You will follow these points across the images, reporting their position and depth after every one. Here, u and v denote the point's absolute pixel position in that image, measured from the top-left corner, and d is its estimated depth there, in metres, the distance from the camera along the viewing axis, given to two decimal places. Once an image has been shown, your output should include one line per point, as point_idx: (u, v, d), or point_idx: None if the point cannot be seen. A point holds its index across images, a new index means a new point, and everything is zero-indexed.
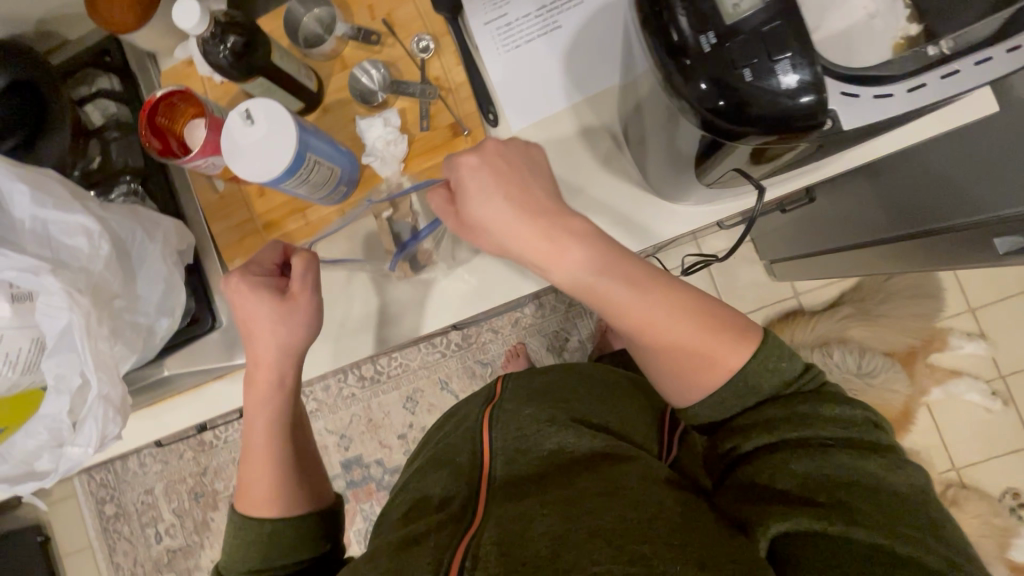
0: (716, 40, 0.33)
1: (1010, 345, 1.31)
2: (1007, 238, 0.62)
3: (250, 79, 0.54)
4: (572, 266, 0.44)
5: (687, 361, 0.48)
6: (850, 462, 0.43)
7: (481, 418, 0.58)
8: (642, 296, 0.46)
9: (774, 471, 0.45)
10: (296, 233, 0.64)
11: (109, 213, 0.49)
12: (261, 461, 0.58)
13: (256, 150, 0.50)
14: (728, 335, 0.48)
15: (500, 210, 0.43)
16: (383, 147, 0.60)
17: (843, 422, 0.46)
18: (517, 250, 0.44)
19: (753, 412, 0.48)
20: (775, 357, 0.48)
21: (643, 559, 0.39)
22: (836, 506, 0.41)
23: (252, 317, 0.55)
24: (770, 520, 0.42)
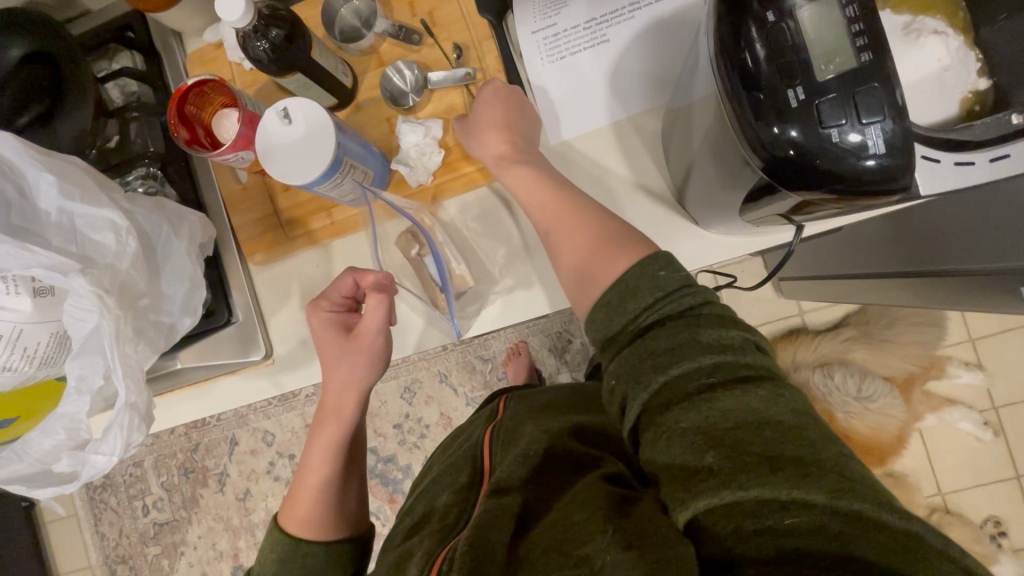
0: (804, 96, 0.32)
1: (1005, 377, 1.33)
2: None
3: (287, 75, 0.52)
4: (523, 178, 0.52)
5: (590, 268, 0.48)
6: (731, 403, 0.35)
7: (482, 436, 0.58)
8: (576, 217, 0.50)
9: (659, 434, 0.37)
10: (320, 232, 0.63)
11: (134, 206, 0.47)
12: (307, 476, 0.58)
13: (293, 154, 0.48)
14: (613, 250, 0.47)
15: (491, 109, 0.54)
16: (418, 155, 0.59)
17: (715, 351, 0.38)
18: (482, 140, 0.53)
19: (636, 347, 0.41)
20: (653, 277, 0.43)
21: (584, 561, 0.35)
22: (732, 461, 0.33)
23: (325, 342, 0.57)
24: (676, 497, 0.34)
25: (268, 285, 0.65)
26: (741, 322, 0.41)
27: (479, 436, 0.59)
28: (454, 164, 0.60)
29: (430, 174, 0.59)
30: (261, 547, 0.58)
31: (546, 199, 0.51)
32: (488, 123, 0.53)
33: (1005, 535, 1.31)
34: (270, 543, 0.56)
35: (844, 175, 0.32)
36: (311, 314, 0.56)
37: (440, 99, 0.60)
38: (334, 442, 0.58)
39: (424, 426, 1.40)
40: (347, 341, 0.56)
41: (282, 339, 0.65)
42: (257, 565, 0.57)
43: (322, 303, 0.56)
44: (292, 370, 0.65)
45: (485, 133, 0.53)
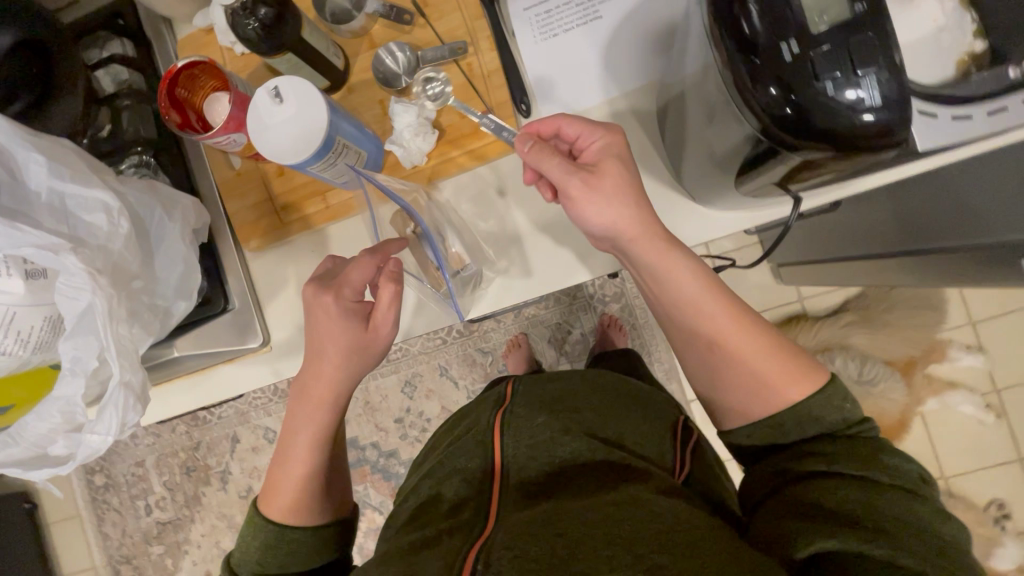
0: (798, 50, 0.31)
1: (1007, 359, 1.33)
2: None
3: (277, 55, 0.51)
4: (681, 259, 0.51)
5: (756, 381, 0.50)
6: (906, 500, 0.42)
7: (491, 419, 0.57)
8: (728, 316, 0.51)
9: (823, 491, 0.44)
10: (315, 216, 0.62)
11: (126, 187, 0.47)
12: (293, 466, 0.56)
13: (286, 133, 0.47)
14: (796, 371, 0.49)
15: (620, 189, 0.49)
16: (411, 136, 0.58)
17: (899, 467, 0.45)
18: (610, 216, 0.49)
19: (815, 444, 0.48)
20: (840, 397, 0.48)
21: (660, 568, 0.37)
22: (882, 531, 0.40)
23: (332, 332, 0.54)
24: (810, 536, 0.41)
25: (263, 272, 0.64)
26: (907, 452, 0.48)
27: (488, 421, 0.57)
28: (448, 145, 0.59)
29: (424, 157, 0.59)
30: (241, 532, 0.56)
31: (695, 287, 0.51)
32: (616, 192, 0.49)
33: (1008, 518, 1.31)
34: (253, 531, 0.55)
35: (841, 130, 0.32)
36: (327, 299, 0.52)
37: (432, 80, 0.59)
38: (320, 432, 0.57)
39: (426, 419, 1.39)
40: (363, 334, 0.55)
41: (278, 324, 0.64)
42: (236, 549, 0.56)
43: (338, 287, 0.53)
44: (289, 356, 0.64)
45: (622, 205, 0.49)
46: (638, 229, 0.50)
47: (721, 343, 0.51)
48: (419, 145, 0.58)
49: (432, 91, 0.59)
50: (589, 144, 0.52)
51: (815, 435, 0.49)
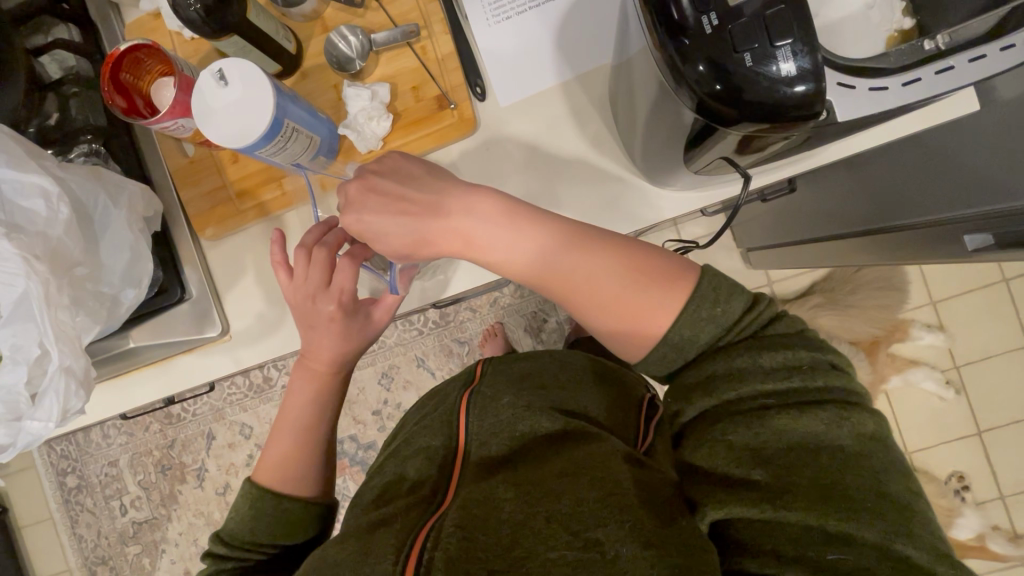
0: (718, 22, 0.32)
1: (966, 337, 1.38)
2: (975, 235, 0.63)
3: (223, 38, 0.51)
4: (494, 244, 0.50)
5: (622, 317, 0.49)
6: (784, 427, 0.43)
7: (459, 401, 0.57)
8: (561, 264, 0.50)
9: (712, 441, 0.45)
10: (271, 203, 0.62)
11: (68, 173, 0.47)
12: (294, 440, 0.59)
13: (230, 115, 0.47)
14: (656, 290, 0.48)
15: (402, 220, 0.50)
16: (365, 121, 0.57)
17: (777, 372, 0.46)
18: (419, 244, 0.51)
19: (721, 353, 0.47)
20: (706, 302, 0.47)
21: (597, 544, 0.38)
22: (774, 483, 0.41)
23: (314, 330, 0.57)
24: (712, 502, 0.43)
25: (221, 260, 0.64)
26: (821, 342, 0.49)
27: (455, 401, 0.58)
28: (403, 130, 0.59)
29: (378, 142, 0.59)
30: (232, 504, 0.57)
31: (530, 257, 0.50)
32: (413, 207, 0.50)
33: (968, 490, 1.36)
34: (242, 500, 0.56)
35: (764, 101, 0.32)
36: (334, 310, 0.55)
37: (387, 63, 0.59)
38: (325, 403, 0.61)
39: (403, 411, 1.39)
40: (344, 317, 0.56)
41: (239, 313, 0.64)
42: (227, 523, 0.56)
43: (295, 293, 0.56)
44: (250, 345, 0.64)
45: (428, 236, 0.50)
46: (455, 244, 0.51)
47: (582, 296, 0.50)
48: (373, 129, 0.58)
49: (339, 56, 0.59)
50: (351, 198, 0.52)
51: (698, 355, 0.49)
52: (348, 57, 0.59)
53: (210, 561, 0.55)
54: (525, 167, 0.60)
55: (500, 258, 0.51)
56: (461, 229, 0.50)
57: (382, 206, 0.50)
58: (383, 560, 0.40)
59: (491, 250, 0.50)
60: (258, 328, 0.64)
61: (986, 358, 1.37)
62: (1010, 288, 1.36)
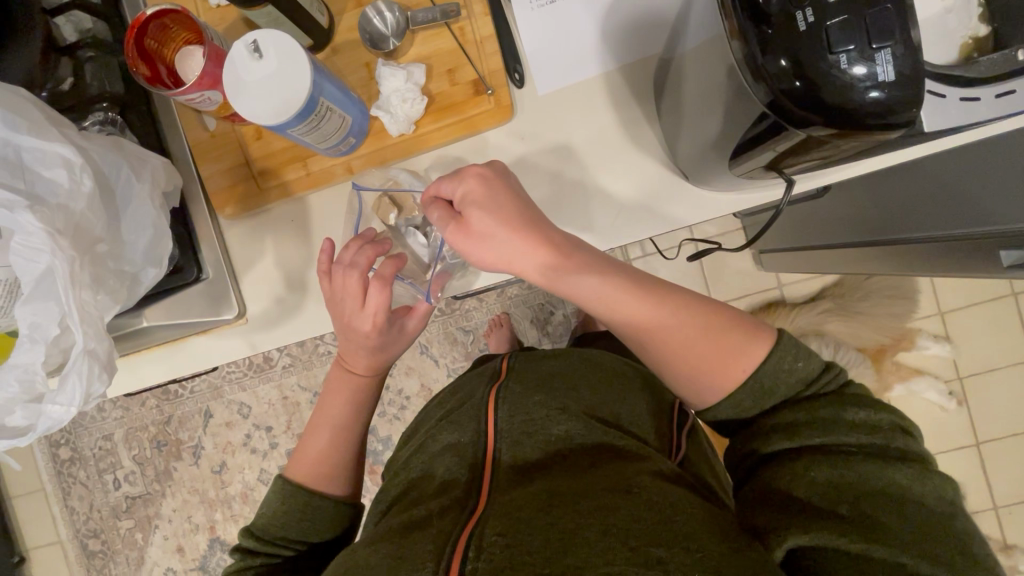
0: (813, 18, 0.30)
1: (971, 349, 1.38)
2: (1012, 251, 0.62)
3: (256, 7, 0.48)
4: (585, 285, 0.50)
5: (702, 360, 0.52)
6: (870, 473, 0.44)
7: (487, 396, 0.56)
8: (648, 301, 0.51)
9: (795, 477, 0.45)
10: (294, 183, 0.59)
11: (90, 144, 0.45)
12: (322, 437, 0.59)
13: (264, 90, 0.45)
14: (739, 337, 0.52)
15: (506, 217, 0.48)
16: (398, 103, 0.55)
17: (859, 426, 0.47)
18: (508, 243, 0.48)
19: (802, 405, 0.49)
20: (790, 357, 0.50)
21: (660, 563, 0.38)
22: (857, 521, 0.42)
23: (355, 338, 0.56)
24: (790, 530, 0.43)
25: (239, 240, 0.61)
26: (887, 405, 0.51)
27: (483, 395, 0.57)
28: (437, 114, 0.57)
29: (411, 126, 0.57)
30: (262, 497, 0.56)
31: (618, 299, 0.51)
32: (506, 223, 0.48)
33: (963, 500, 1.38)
34: (272, 494, 0.56)
35: (850, 106, 0.30)
36: (367, 325, 0.55)
37: (423, 43, 0.57)
38: (360, 404, 0.61)
39: (405, 397, 1.38)
40: (382, 330, 0.56)
41: (255, 296, 0.62)
42: (255, 515, 0.56)
43: (334, 307, 0.55)
44: (267, 330, 0.62)
45: (523, 233, 0.48)
46: (545, 278, 0.50)
47: (665, 336, 0.52)
48: (406, 111, 0.56)
49: (371, 31, 0.56)
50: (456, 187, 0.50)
51: (776, 405, 0.51)
52: (382, 32, 0.56)
53: (239, 555, 0.54)
54: (561, 160, 0.58)
55: (589, 298, 0.50)
56: (562, 242, 0.49)
57: (494, 199, 0.49)
58: (426, 567, 0.39)
59: (580, 291, 0.50)
60: (276, 312, 0.62)
61: (989, 371, 1.38)
62: (1018, 302, 1.36)
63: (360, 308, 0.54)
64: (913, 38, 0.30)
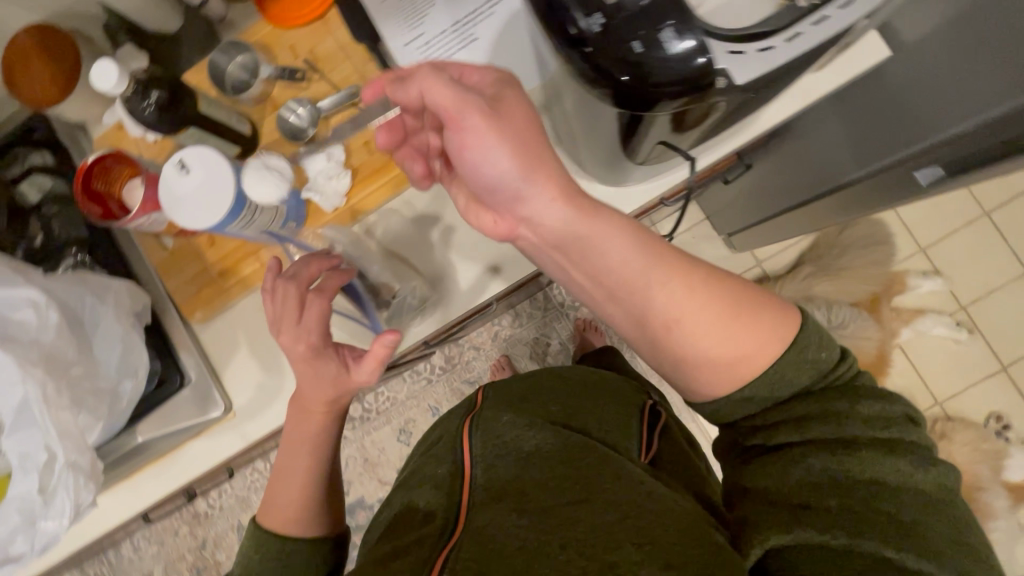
0: (604, 21, 0.35)
1: (965, 276, 1.37)
2: (925, 169, 0.65)
3: (179, 130, 0.57)
4: (613, 245, 0.44)
5: (723, 355, 0.46)
6: (872, 464, 0.43)
7: (460, 428, 0.58)
8: (670, 270, 0.45)
9: (790, 464, 0.45)
10: (253, 275, 0.65)
11: (55, 283, 0.50)
12: (292, 483, 0.59)
13: (196, 200, 0.50)
14: (766, 324, 0.46)
15: (514, 141, 0.39)
16: (325, 182, 0.61)
17: (872, 420, 0.46)
18: (525, 171, 0.40)
19: (819, 397, 0.47)
20: (815, 348, 0.46)
21: (615, 566, 0.40)
22: (845, 510, 0.42)
23: (299, 367, 0.54)
24: (776, 529, 0.43)
25: (215, 340, 0.66)
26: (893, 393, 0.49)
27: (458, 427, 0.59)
28: (363, 182, 0.62)
29: (341, 199, 0.62)
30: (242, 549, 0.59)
31: (643, 270, 0.45)
32: (521, 147, 0.39)
33: (1009, 429, 1.34)
34: (251, 542, 0.58)
35: (668, 80, 0.36)
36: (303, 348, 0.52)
37: (337, 126, 0.63)
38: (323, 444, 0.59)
39: None
40: (322, 360, 0.53)
41: (240, 388, 0.65)
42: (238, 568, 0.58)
43: (275, 329, 0.53)
44: (256, 417, 0.65)
45: (539, 160, 0.40)
46: (571, 233, 0.43)
47: (685, 318, 0.45)
48: (334, 186, 0.61)
49: (297, 116, 0.63)
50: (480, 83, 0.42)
51: (791, 396, 0.47)
52: (302, 119, 0.63)
53: None
54: None
55: (615, 261, 0.44)
56: (578, 191, 0.43)
57: (513, 114, 0.41)
58: None
59: (605, 255, 0.44)
60: (261, 399, 0.65)
61: (989, 293, 1.37)
62: (993, 220, 1.37)
63: (295, 328, 0.52)
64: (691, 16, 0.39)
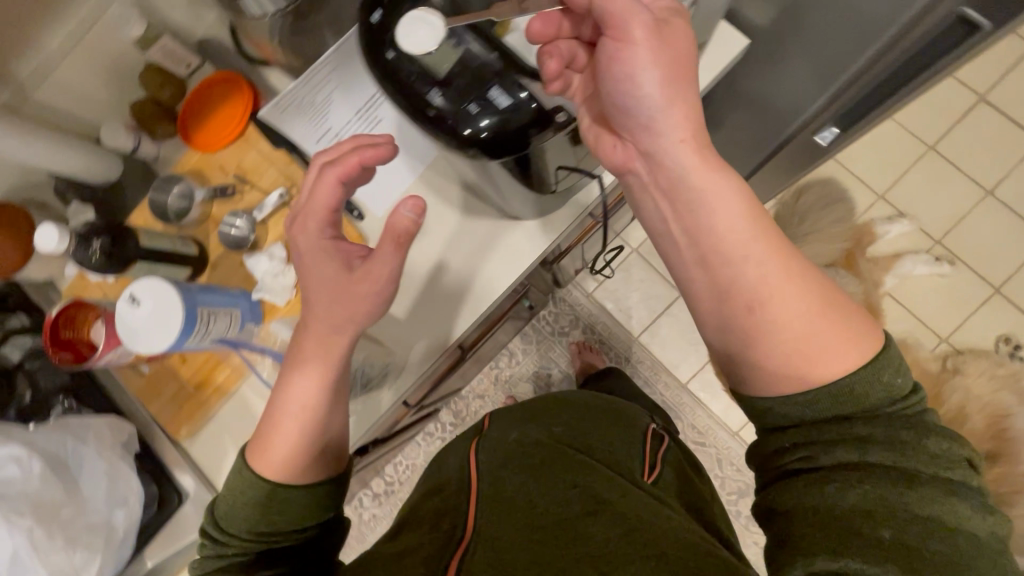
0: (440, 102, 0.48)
1: (930, 211, 1.39)
2: (822, 132, 0.72)
3: (129, 267, 0.61)
4: (724, 205, 0.47)
5: (796, 353, 0.45)
6: (927, 497, 0.41)
7: (467, 454, 0.62)
8: (762, 248, 0.46)
9: (844, 486, 0.43)
10: (227, 381, 0.68)
11: (38, 434, 0.54)
12: (292, 389, 0.56)
13: (150, 325, 0.54)
14: (841, 331, 0.45)
15: (656, 76, 0.46)
16: (272, 279, 0.65)
17: (939, 459, 0.43)
18: (661, 115, 0.47)
19: (890, 424, 0.44)
20: (890, 372, 0.44)
21: None
22: (896, 543, 0.40)
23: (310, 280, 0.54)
24: (819, 552, 0.41)
25: (206, 450, 0.69)
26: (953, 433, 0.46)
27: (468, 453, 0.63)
28: None
29: (291, 291, 0.65)
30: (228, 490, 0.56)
31: (743, 238, 0.47)
32: (673, 71, 0.46)
33: (1021, 349, 1.32)
34: (236, 480, 0.55)
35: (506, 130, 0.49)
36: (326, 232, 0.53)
37: (275, 227, 0.68)
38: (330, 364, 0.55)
39: None
40: (341, 284, 0.53)
41: None
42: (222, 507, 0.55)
43: (306, 229, 0.53)
44: None
45: (676, 111, 0.47)
46: (685, 179, 0.48)
47: (762, 303, 0.46)
48: (282, 282, 0.65)
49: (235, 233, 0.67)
50: (650, 5, 0.47)
51: (874, 425, 0.44)
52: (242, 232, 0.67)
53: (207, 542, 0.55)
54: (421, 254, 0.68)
55: (721, 220, 0.47)
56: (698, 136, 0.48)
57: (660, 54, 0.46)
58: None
59: (725, 198, 0.47)
60: None
61: (958, 222, 1.38)
62: (938, 153, 1.40)
63: (328, 214, 0.53)
64: (501, 105, 0.48)
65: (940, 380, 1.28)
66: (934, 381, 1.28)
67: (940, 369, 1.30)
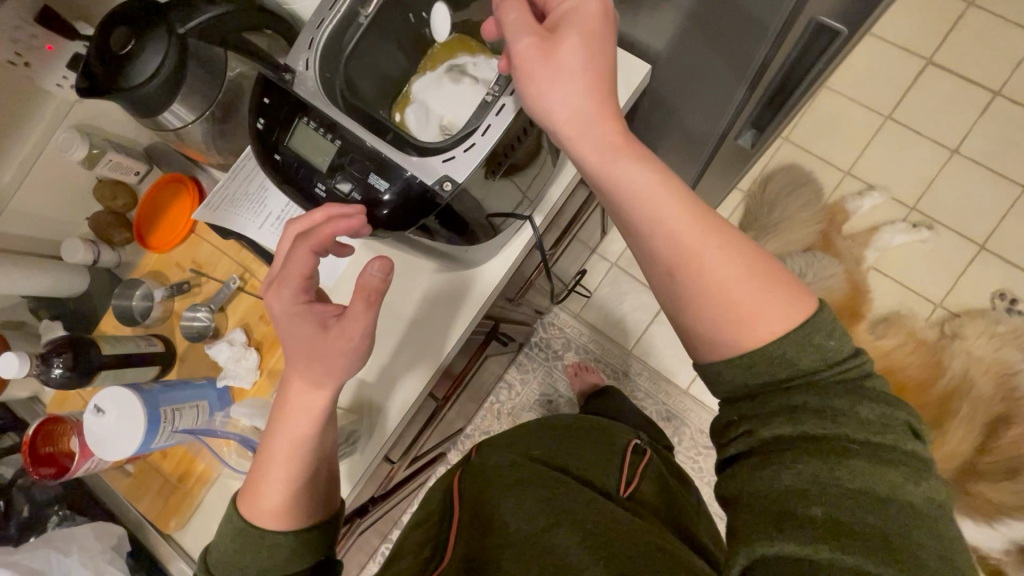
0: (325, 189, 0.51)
1: (900, 179, 1.37)
2: (744, 136, 0.74)
3: (95, 377, 0.64)
4: (635, 177, 0.42)
5: (730, 314, 0.40)
6: (864, 472, 0.37)
7: (451, 487, 0.65)
8: (680, 214, 0.41)
9: (776, 467, 0.38)
10: (207, 469, 0.69)
11: (21, 555, 0.60)
12: (276, 447, 0.52)
13: (116, 431, 0.56)
14: (771, 294, 0.40)
15: (564, 59, 0.43)
16: (235, 364, 0.67)
17: (874, 423, 0.38)
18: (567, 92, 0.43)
19: (824, 389, 0.39)
20: (823, 334, 0.39)
21: None
22: (830, 519, 0.36)
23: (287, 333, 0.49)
24: (758, 538, 0.37)
25: (195, 540, 0.70)
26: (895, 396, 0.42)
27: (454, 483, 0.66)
28: (269, 352, 0.69)
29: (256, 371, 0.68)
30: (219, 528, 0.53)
31: (656, 204, 0.41)
32: (579, 64, 0.43)
33: (1019, 302, 1.28)
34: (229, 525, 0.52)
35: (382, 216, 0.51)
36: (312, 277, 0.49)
37: (233, 313, 0.71)
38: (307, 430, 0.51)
39: None
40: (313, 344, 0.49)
41: None
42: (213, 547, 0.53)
43: (289, 279, 0.49)
44: None
45: (581, 94, 0.43)
46: (596, 157, 0.43)
47: (682, 267, 0.41)
48: (244, 367, 0.67)
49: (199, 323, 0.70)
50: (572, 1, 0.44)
51: (809, 391, 0.39)
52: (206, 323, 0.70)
53: None
54: None
55: (630, 189, 0.42)
56: (604, 109, 0.43)
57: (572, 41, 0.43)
58: None
59: (633, 173, 0.42)
60: None
61: (930, 185, 1.36)
62: (896, 121, 1.39)
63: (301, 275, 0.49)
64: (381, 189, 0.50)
65: (940, 346, 1.24)
66: (933, 348, 1.24)
67: (938, 336, 1.26)
